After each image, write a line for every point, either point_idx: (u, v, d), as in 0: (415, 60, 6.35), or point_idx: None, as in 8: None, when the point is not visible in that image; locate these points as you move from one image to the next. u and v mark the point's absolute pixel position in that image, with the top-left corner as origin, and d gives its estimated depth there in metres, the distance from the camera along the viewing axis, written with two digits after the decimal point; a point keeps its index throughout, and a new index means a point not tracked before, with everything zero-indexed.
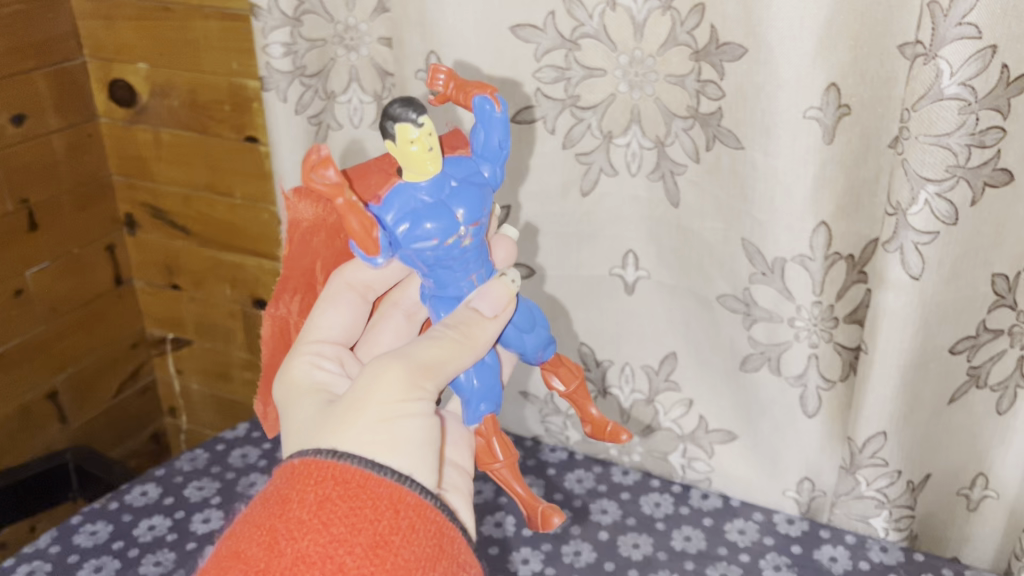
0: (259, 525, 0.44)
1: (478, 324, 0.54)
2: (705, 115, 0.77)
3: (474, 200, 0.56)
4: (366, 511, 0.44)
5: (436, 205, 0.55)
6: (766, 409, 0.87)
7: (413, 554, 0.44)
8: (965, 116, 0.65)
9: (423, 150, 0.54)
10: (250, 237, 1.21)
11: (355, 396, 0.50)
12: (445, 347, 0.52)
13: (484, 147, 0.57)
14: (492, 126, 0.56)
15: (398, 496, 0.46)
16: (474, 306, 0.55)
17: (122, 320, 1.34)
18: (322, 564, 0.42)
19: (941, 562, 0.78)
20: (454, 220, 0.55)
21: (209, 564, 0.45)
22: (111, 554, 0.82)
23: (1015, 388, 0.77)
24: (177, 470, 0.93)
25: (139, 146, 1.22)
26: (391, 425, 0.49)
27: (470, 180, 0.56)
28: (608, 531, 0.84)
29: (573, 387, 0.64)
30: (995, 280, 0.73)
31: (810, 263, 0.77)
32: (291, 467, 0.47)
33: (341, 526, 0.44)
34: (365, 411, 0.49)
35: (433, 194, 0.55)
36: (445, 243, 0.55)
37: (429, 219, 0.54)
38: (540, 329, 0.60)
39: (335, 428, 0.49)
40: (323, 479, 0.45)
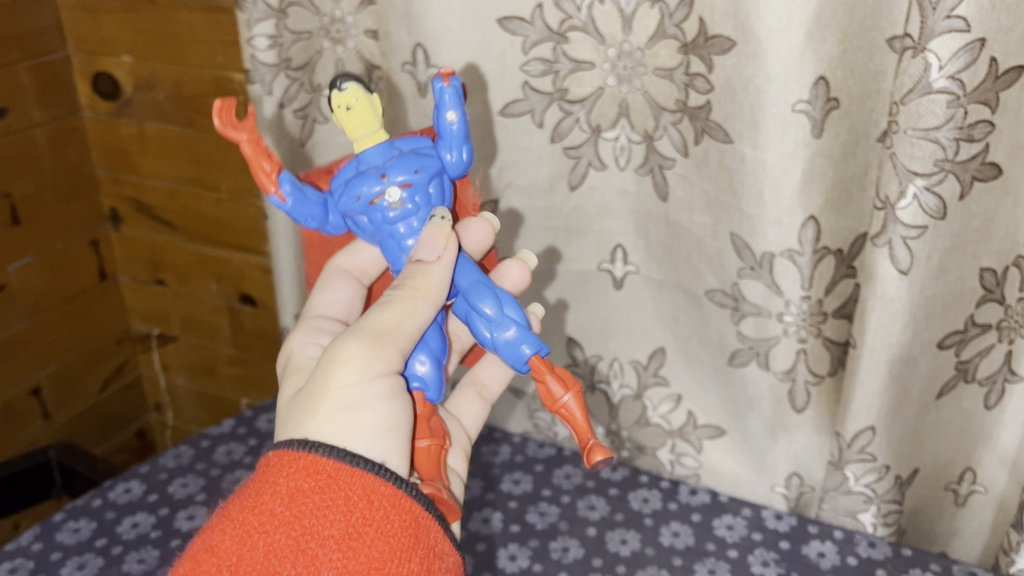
0: (231, 519, 0.44)
1: (423, 272, 0.52)
2: (693, 108, 0.76)
3: (409, 167, 0.56)
4: (338, 502, 0.44)
5: (372, 168, 0.56)
6: (755, 404, 0.87)
7: (388, 545, 0.43)
8: (953, 110, 0.65)
9: (346, 114, 0.57)
10: (235, 231, 1.20)
11: (316, 380, 0.50)
12: (396, 308, 0.51)
13: (444, 130, 0.57)
14: (447, 106, 0.56)
15: (372, 486, 0.45)
16: (416, 257, 0.53)
17: (107, 316, 1.33)
18: (295, 557, 0.42)
19: (929, 558, 0.78)
20: (380, 180, 0.55)
21: (181, 561, 0.44)
22: (95, 552, 0.81)
23: (1003, 381, 0.77)
24: (162, 467, 0.92)
25: (123, 140, 1.21)
26: (353, 412, 0.49)
27: (420, 156, 0.57)
28: (595, 528, 0.84)
29: (557, 399, 0.53)
30: (983, 275, 0.73)
31: (798, 258, 0.77)
32: (266, 461, 0.47)
33: (313, 517, 0.43)
34: (325, 399, 0.49)
35: (373, 162, 0.57)
36: (371, 203, 0.55)
37: (361, 182, 0.56)
38: (506, 314, 0.53)
39: (298, 418, 0.49)
40: (294, 470, 0.45)
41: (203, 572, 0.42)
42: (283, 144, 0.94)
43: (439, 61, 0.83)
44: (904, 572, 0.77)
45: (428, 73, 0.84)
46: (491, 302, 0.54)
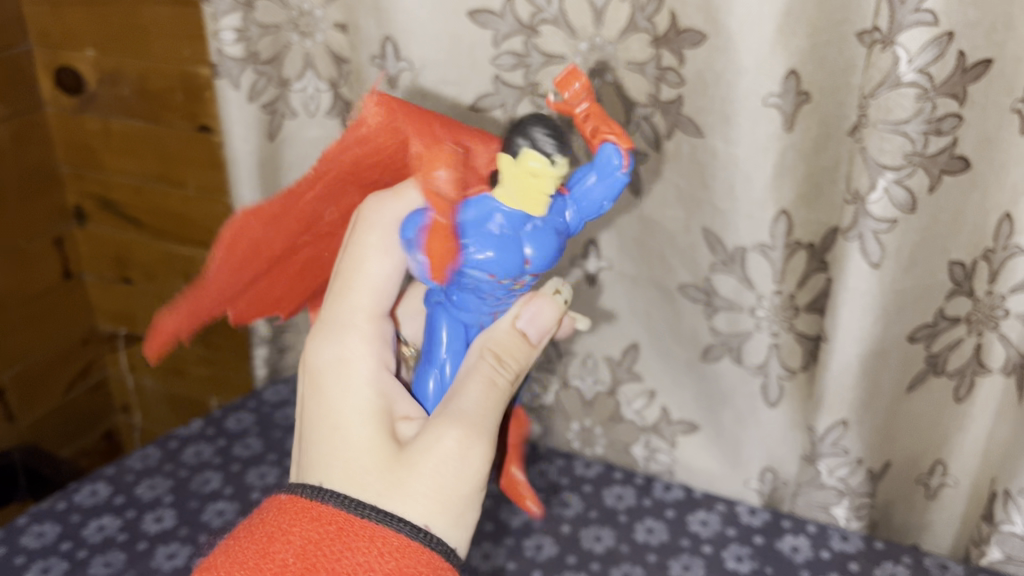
0: (243, 560, 0.46)
1: (523, 352, 0.54)
2: (665, 103, 0.76)
3: (546, 249, 0.53)
4: (348, 552, 0.45)
5: (505, 238, 0.52)
6: (728, 399, 0.87)
7: None
8: (922, 103, 0.65)
9: (534, 189, 0.51)
10: (203, 229, 1.18)
11: (441, 471, 0.48)
12: (504, 398, 0.52)
13: (579, 192, 0.54)
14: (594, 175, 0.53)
15: (382, 538, 0.46)
16: (522, 331, 0.55)
17: (72, 315, 1.31)
18: None
19: (901, 550, 0.79)
20: (522, 266, 0.53)
21: None
22: (59, 556, 0.79)
23: (972, 374, 0.77)
24: (128, 469, 0.91)
25: (87, 135, 1.19)
26: (466, 520, 0.49)
27: (550, 220, 0.53)
28: (570, 525, 0.83)
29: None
30: (952, 268, 0.74)
31: (770, 252, 0.77)
32: (284, 506, 0.49)
33: (324, 567, 0.45)
34: (453, 497, 0.48)
35: (514, 233, 0.52)
36: (501, 284, 0.53)
37: (505, 261, 0.52)
38: None
39: (416, 506, 0.47)
40: (311, 520, 0.47)
41: None
42: (251, 139, 0.92)
43: (409, 55, 0.82)
44: (876, 565, 0.78)
45: (398, 66, 0.83)
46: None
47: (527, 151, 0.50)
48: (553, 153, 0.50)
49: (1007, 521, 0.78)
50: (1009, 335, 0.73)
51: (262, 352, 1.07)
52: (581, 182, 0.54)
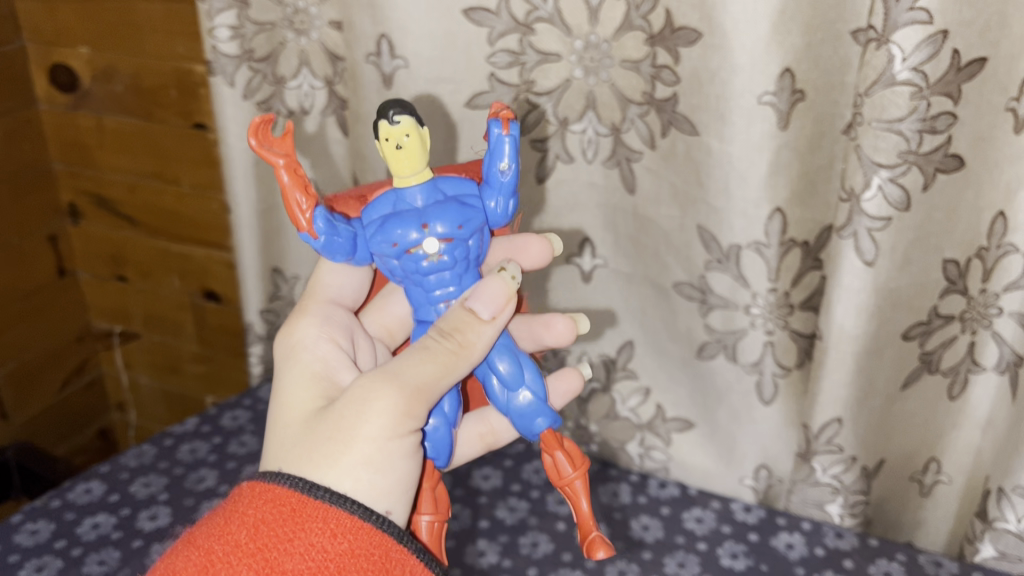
0: (195, 546, 0.44)
1: (471, 326, 0.50)
2: (660, 101, 0.76)
3: (450, 218, 0.52)
4: (301, 536, 0.43)
5: (409, 213, 0.52)
6: (723, 397, 0.87)
7: None
8: (916, 101, 0.65)
9: (394, 149, 0.52)
10: (198, 226, 1.18)
11: (338, 422, 0.48)
12: (438, 363, 0.49)
13: (492, 177, 0.54)
14: (502, 156, 0.53)
15: (335, 520, 0.44)
16: (469, 305, 0.50)
17: (66, 313, 1.30)
18: None
19: (895, 547, 0.79)
20: (422, 230, 0.51)
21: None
22: (54, 554, 0.79)
23: (966, 372, 0.78)
24: (123, 467, 0.90)
25: (81, 132, 1.18)
26: (376, 471, 0.47)
27: (456, 196, 0.53)
28: (565, 522, 0.83)
29: (566, 478, 0.52)
30: (946, 266, 0.74)
31: (765, 250, 0.77)
32: (236, 490, 0.47)
33: (276, 550, 0.43)
34: (349, 448, 0.47)
35: (416, 205, 0.52)
36: (407, 252, 0.52)
37: (400, 225, 0.51)
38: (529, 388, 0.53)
39: (310, 459, 0.47)
40: (263, 500, 0.45)
41: None
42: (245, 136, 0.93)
43: (404, 52, 0.82)
44: (870, 562, 0.78)
45: (393, 64, 0.83)
46: (509, 360, 0.52)
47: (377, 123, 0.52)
48: (398, 111, 0.51)
49: (1001, 518, 0.78)
50: (1004, 334, 0.74)
51: (258, 349, 1.07)
52: (487, 163, 0.54)
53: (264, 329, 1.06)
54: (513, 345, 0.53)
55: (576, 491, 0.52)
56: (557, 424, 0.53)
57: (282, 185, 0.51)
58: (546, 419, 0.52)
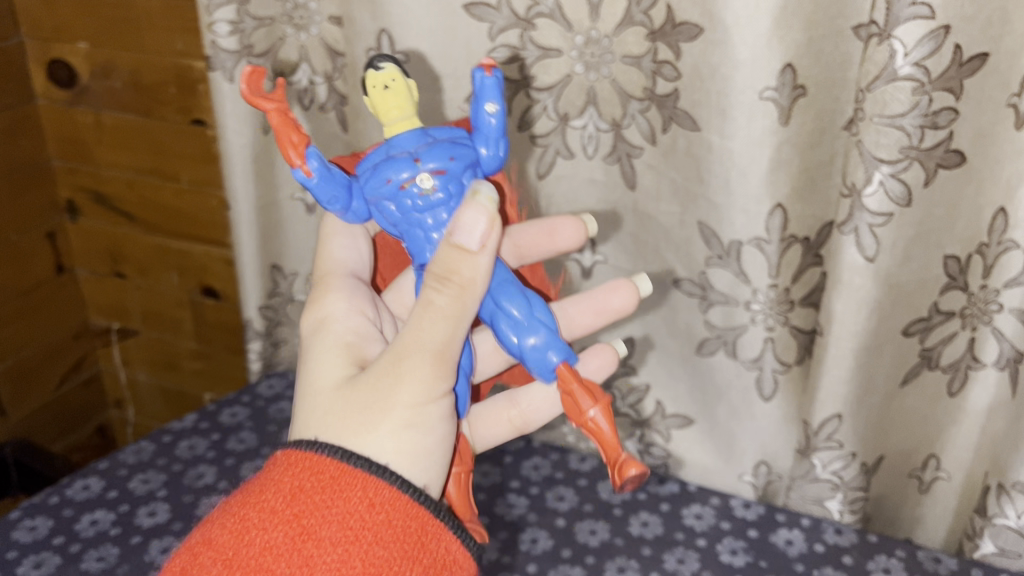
0: (232, 513, 0.46)
1: (465, 263, 0.47)
2: (660, 96, 0.76)
3: (440, 154, 0.52)
4: (336, 505, 0.45)
5: (400, 155, 0.52)
6: (723, 393, 0.87)
7: (383, 551, 0.44)
8: (918, 97, 0.65)
9: (381, 92, 0.54)
10: (197, 223, 1.18)
11: (373, 389, 0.48)
12: (449, 317, 0.48)
13: (481, 123, 0.54)
14: (487, 98, 0.53)
15: (374, 490, 0.45)
16: (455, 241, 0.47)
17: (64, 309, 1.30)
18: (289, 557, 0.43)
19: (894, 544, 0.79)
20: (414, 165, 0.52)
21: (185, 544, 0.47)
22: (52, 550, 0.79)
23: (966, 368, 0.78)
24: (121, 463, 0.90)
25: (79, 128, 1.18)
26: (416, 430, 0.48)
27: (445, 138, 0.53)
28: (565, 518, 0.83)
29: (583, 412, 0.50)
30: (947, 262, 0.74)
31: (766, 246, 0.77)
32: (276, 458, 0.48)
33: (311, 518, 0.44)
34: (388, 413, 0.47)
35: (406, 147, 0.53)
36: (402, 188, 0.52)
37: (392, 166, 0.52)
38: (536, 322, 0.51)
39: (349, 427, 0.47)
40: (301, 469, 0.46)
41: (203, 563, 0.44)
42: (244, 132, 0.93)
43: (405, 47, 0.82)
44: (870, 558, 0.78)
45: (393, 58, 0.82)
46: (522, 305, 0.51)
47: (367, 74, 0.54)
48: (382, 60, 0.55)
49: (1000, 514, 0.78)
50: (1004, 330, 0.74)
51: (256, 346, 1.07)
52: (475, 110, 0.54)
53: (263, 325, 1.06)
54: (518, 284, 0.52)
55: (595, 428, 0.50)
56: (572, 360, 0.51)
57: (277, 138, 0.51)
58: (561, 355, 0.51)
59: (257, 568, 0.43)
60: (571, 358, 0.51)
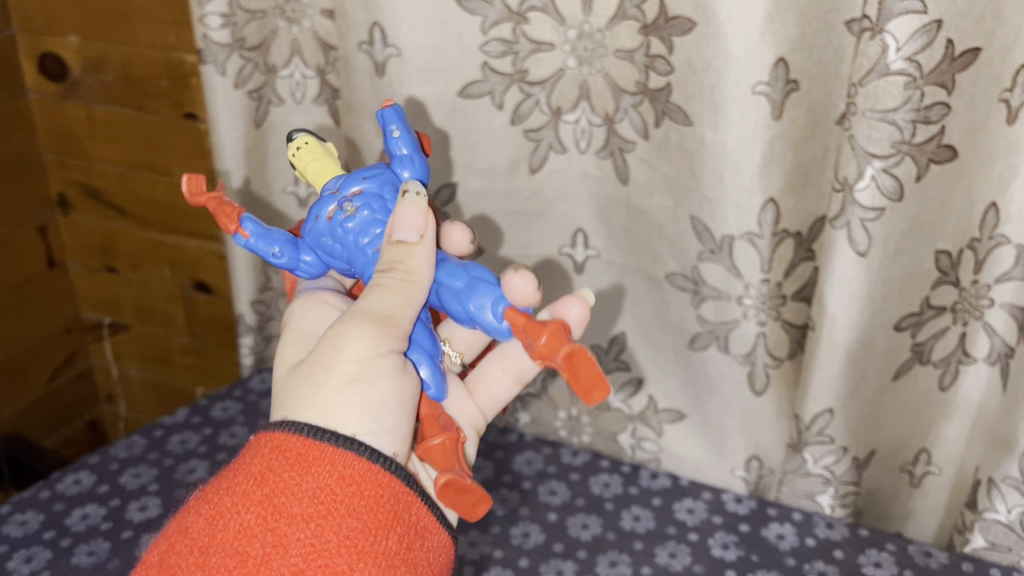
0: (205, 501, 0.47)
1: (408, 253, 0.50)
2: (653, 90, 0.76)
3: (357, 179, 0.55)
4: (307, 481, 0.46)
5: (325, 195, 0.55)
6: (715, 388, 0.87)
7: (357, 522, 0.45)
8: (910, 91, 0.65)
9: (300, 152, 0.59)
10: (188, 217, 1.17)
11: (319, 356, 0.50)
12: (396, 294, 0.49)
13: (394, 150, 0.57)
14: (390, 124, 0.56)
15: (342, 462, 0.46)
16: (396, 237, 0.50)
17: (56, 304, 1.30)
18: (264, 537, 0.44)
19: (885, 538, 0.80)
20: (336, 197, 0.55)
21: (159, 541, 0.47)
22: (43, 544, 0.79)
23: (957, 363, 0.78)
24: (113, 457, 0.90)
25: (70, 123, 1.17)
26: (362, 385, 0.49)
27: (362, 171, 0.56)
28: (557, 513, 0.83)
29: (533, 343, 0.47)
30: (938, 257, 0.74)
31: (758, 241, 0.77)
32: (248, 445, 0.49)
33: (283, 496, 0.45)
34: (331, 373, 0.49)
35: (329, 189, 0.56)
36: (328, 218, 0.54)
37: (319, 205, 0.55)
38: (484, 287, 0.50)
39: (301, 394, 0.49)
40: (271, 449, 0.47)
41: (179, 553, 0.45)
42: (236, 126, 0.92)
43: (397, 41, 0.81)
44: (860, 552, 0.78)
45: (385, 52, 0.82)
46: (458, 273, 0.51)
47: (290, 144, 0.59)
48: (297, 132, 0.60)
49: (991, 509, 0.79)
50: (995, 325, 0.75)
51: (248, 340, 1.07)
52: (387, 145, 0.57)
53: (255, 320, 1.05)
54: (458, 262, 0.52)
55: (548, 349, 0.47)
56: (519, 304, 0.49)
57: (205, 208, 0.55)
58: (503, 302, 0.49)
59: (232, 553, 0.44)
60: (519, 304, 0.49)
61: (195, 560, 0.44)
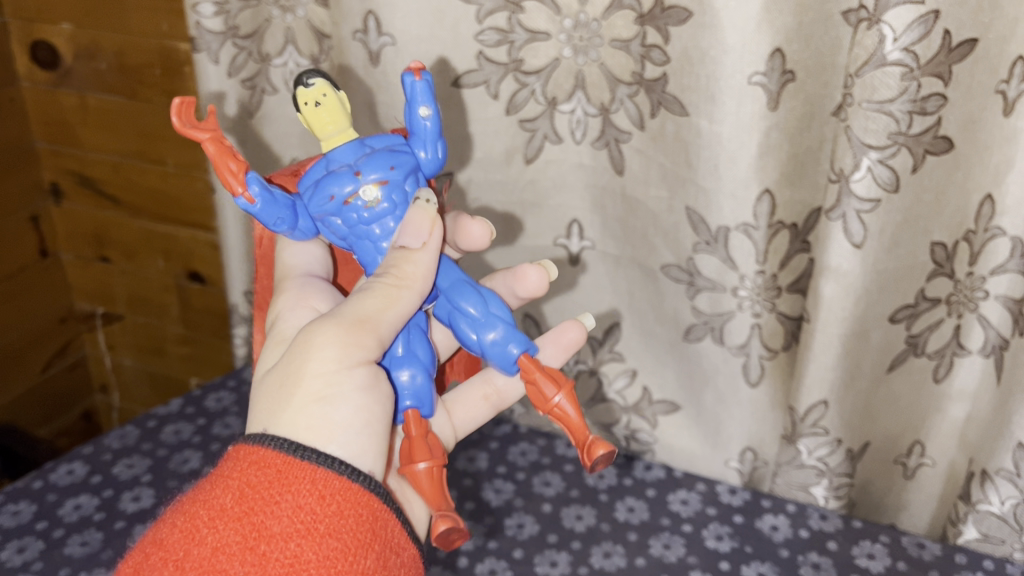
0: (183, 513, 0.45)
1: (407, 259, 0.52)
2: (649, 81, 0.75)
3: (380, 164, 0.55)
4: (287, 499, 0.44)
5: (343, 170, 0.55)
6: (710, 379, 0.87)
7: (338, 543, 0.43)
8: (907, 82, 0.65)
9: (313, 109, 0.56)
10: (182, 207, 1.17)
11: (289, 366, 0.49)
12: (380, 296, 0.50)
13: (416, 126, 0.56)
14: (420, 102, 0.55)
15: (323, 481, 0.45)
16: (401, 243, 0.52)
17: (50, 294, 1.29)
18: (242, 555, 0.42)
19: (879, 529, 0.80)
20: (357, 179, 0.54)
21: (131, 555, 0.45)
22: (35, 535, 0.78)
23: (952, 355, 0.78)
24: (106, 448, 0.90)
25: (62, 111, 1.17)
26: (327, 405, 0.48)
27: (381, 149, 0.56)
28: (551, 504, 0.83)
29: (551, 399, 0.52)
30: (934, 249, 0.74)
31: (754, 232, 0.77)
32: (225, 457, 0.48)
33: (262, 513, 0.43)
34: (299, 388, 0.48)
35: (345, 159, 0.55)
36: (346, 202, 0.54)
37: (336, 180, 0.54)
38: (500, 323, 0.53)
39: (268, 405, 0.49)
40: (249, 464, 0.45)
41: (153, 566, 0.43)
42: None
43: (391, 30, 0.80)
44: (854, 544, 0.78)
45: (380, 41, 0.81)
46: (478, 302, 0.54)
47: (299, 91, 0.56)
48: (311, 77, 0.56)
49: (984, 500, 0.79)
50: (990, 317, 0.75)
51: (242, 330, 1.06)
52: (408, 116, 0.56)
53: (249, 310, 1.05)
54: (476, 284, 0.55)
55: (563, 408, 0.52)
56: (532, 349, 0.54)
57: (211, 158, 0.53)
58: (522, 347, 0.53)
59: (208, 569, 0.42)
60: (532, 349, 0.53)
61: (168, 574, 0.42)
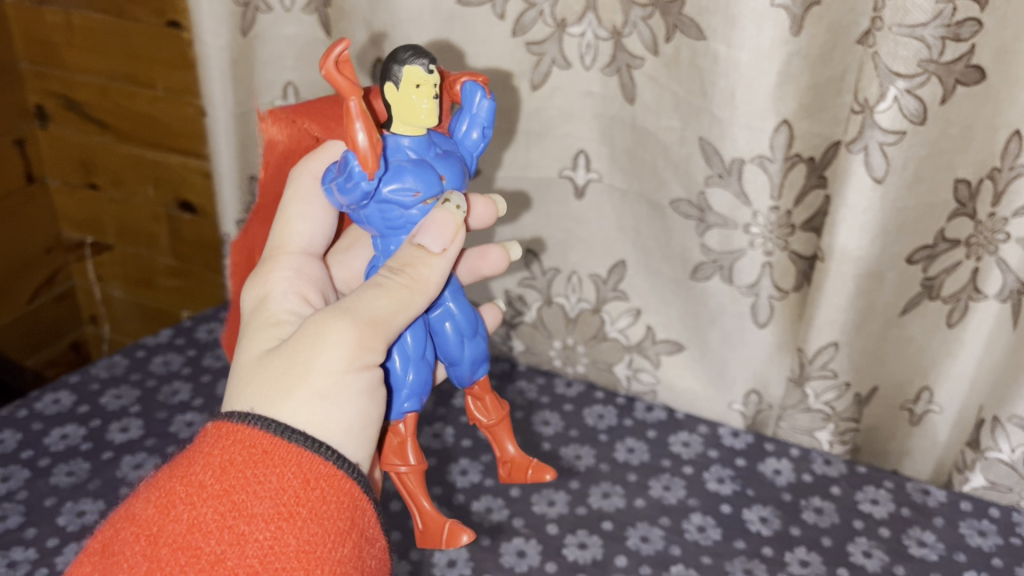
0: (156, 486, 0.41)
1: (423, 262, 0.48)
2: (665, 2, 0.71)
3: (455, 171, 0.52)
4: (270, 479, 0.40)
5: (421, 163, 0.51)
6: (716, 318, 0.84)
7: (321, 529, 0.40)
8: (942, 5, 0.62)
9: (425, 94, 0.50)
10: (173, 134, 1.13)
11: (291, 355, 0.44)
12: (394, 297, 0.46)
13: (460, 138, 0.55)
14: (479, 121, 0.55)
15: (309, 464, 0.41)
16: (419, 241, 0.48)
17: (37, 220, 1.25)
18: (220, 534, 0.38)
19: (883, 475, 0.78)
20: (440, 183, 0.51)
21: (96, 529, 0.40)
22: (20, 464, 0.76)
23: (968, 299, 0.74)
24: (94, 377, 0.87)
25: (47, 30, 1.12)
26: (329, 405, 0.44)
27: (445, 150, 0.53)
28: (550, 443, 0.81)
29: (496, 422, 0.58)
30: (957, 186, 0.70)
31: (769, 165, 0.74)
32: (203, 431, 0.43)
33: (244, 493, 0.39)
34: (302, 381, 0.44)
35: (417, 152, 0.51)
36: (425, 203, 0.50)
37: (422, 175, 0.50)
38: (479, 339, 0.55)
39: (262, 393, 0.44)
40: (230, 441, 0.41)
41: (122, 540, 0.39)
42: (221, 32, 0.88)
43: None
44: (858, 489, 0.77)
45: None
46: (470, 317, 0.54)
47: (410, 67, 0.50)
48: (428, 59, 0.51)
49: (994, 448, 0.77)
50: (1009, 260, 0.71)
51: None
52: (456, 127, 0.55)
53: None
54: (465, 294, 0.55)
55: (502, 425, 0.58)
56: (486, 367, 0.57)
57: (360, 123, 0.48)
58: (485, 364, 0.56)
59: (181, 547, 0.38)
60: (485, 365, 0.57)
61: (139, 551, 0.38)
